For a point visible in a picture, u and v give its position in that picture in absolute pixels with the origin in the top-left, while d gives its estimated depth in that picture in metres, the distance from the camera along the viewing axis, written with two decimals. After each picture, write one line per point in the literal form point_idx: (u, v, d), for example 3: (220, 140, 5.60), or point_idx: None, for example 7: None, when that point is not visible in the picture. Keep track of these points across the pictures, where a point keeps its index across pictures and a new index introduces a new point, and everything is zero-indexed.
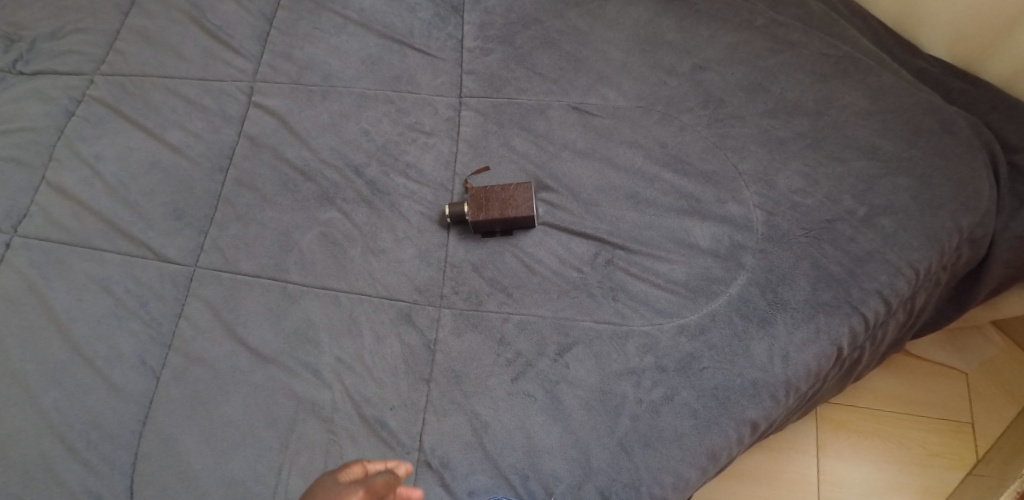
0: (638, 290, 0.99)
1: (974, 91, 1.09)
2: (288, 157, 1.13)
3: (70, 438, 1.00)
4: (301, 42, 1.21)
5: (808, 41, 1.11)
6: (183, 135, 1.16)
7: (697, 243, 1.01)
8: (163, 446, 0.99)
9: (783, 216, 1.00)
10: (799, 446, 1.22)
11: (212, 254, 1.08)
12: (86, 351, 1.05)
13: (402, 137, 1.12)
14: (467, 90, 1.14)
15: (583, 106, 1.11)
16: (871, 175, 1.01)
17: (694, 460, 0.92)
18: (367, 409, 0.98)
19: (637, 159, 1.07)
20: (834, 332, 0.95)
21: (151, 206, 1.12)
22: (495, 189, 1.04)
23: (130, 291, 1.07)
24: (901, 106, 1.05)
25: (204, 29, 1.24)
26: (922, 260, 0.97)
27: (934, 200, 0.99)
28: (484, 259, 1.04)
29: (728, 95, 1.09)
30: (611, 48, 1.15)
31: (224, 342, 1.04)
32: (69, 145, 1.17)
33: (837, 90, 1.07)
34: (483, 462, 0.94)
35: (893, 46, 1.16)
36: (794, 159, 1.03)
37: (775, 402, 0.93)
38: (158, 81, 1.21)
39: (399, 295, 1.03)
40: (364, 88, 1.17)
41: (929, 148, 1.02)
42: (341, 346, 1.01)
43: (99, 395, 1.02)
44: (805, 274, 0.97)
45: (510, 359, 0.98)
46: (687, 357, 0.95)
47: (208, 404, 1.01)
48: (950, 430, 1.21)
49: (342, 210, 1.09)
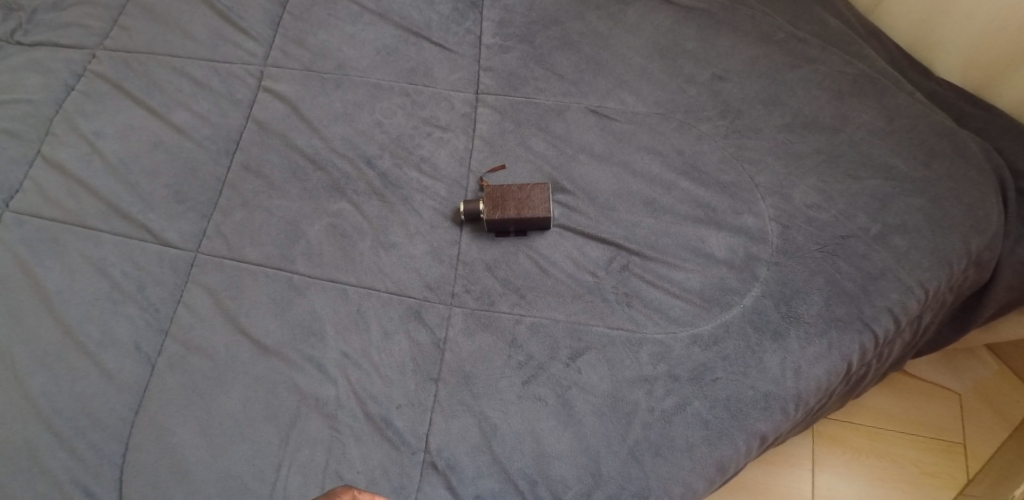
0: (653, 297, 0.99)
1: (984, 116, 1.10)
2: (297, 145, 1.10)
3: (57, 425, 0.97)
4: (316, 28, 1.19)
5: (825, 58, 1.12)
6: (189, 116, 1.13)
7: (713, 253, 1.01)
8: (156, 437, 0.95)
9: (799, 230, 1.01)
10: (795, 459, 1.23)
11: (215, 240, 1.05)
12: (77, 335, 1.01)
13: (417, 131, 1.11)
14: (484, 87, 1.13)
15: (602, 110, 1.10)
16: (885, 194, 1.02)
17: (703, 472, 0.91)
18: (372, 406, 0.96)
19: (654, 166, 1.06)
20: (845, 348, 0.95)
21: (152, 187, 1.09)
22: (511, 188, 1.03)
23: (127, 275, 1.04)
24: (915, 127, 1.06)
25: (214, 9, 1.21)
26: (933, 280, 0.98)
27: (945, 221, 1.00)
28: (497, 259, 1.02)
29: (746, 106, 1.09)
30: (631, 53, 1.15)
31: (225, 332, 1.00)
32: (67, 121, 1.14)
33: (853, 108, 1.08)
34: (490, 465, 0.92)
35: (906, 67, 1.17)
36: (810, 174, 1.04)
37: (786, 415, 0.93)
38: (165, 59, 1.18)
39: (409, 292, 1.01)
40: (378, 79, 1.15)
41: (941, 170, 1.03)
42: (347, 341, 0.99)
43: (90, 381, 0.99)
44: (819, 289, 0.97)
45: (521, 362, 0.96)
46: (700, 367, 0.95)
47: (205, 396, 0.97)
48: (942, 449, 1.23)
49: (352, 202, 1.07)
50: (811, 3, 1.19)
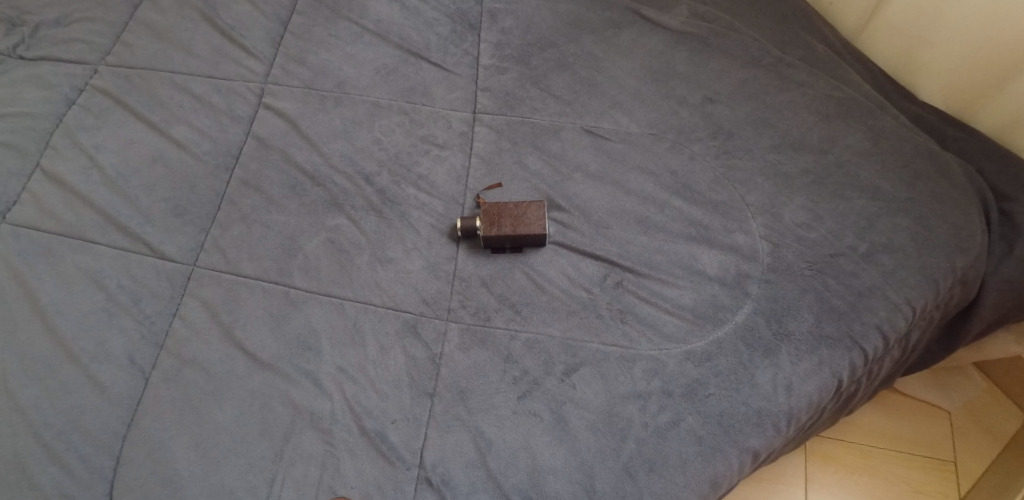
0: (646, 313, 1.00)
1: (966, 140, 1.13)
2: (297, 161, 1.12)
3: (48, 438, 0.96)
4: (316, 48, 1.21)
5: (812, 82, 1.15)
6: (189, 131, 1.15)
7: (705, 271, 1.02)
8: (148, 450, 0.95)
9: (789, 248, 1.03)
10: (788, 478, 1.24)
11: (213, 254, 1.06)
12: (71, 347, 1.01)
13: (415, 148, 1.12)
14: (481, 107, 1.15)
15: (596, 130, 1.13)
16: (872, 213, 1.04)
17: (697, 487, 0.92)
18: (367, 421, 0.96)
19: (647, 184, 1.08)
20: (835, 365, 0.97)
21: (151, 201, 1.10)
22: (507, 205, 1.05)
23: (123, 287, 1.04)
24: (901, 150, 1.08)
25: (217, 27, 1.23)
26: (919, 299, 1.00)
27: (931, 241, 1.02)
28: (493, 275, 1.03)
29: (736, 127, 1.12)
30: (625, 76, 1.17)
31: (220, 345, 1.01)
32: (67, 134, 1.15)
33: (840, 130, 1.10)
34: (485, 480, 0.92)
35: (891, 92, 1.20)
36: (799, 194, 1.06)
37: (778, 432, 0.94)
38: (166, 76, 1.19)
39: (405, 307, 1.02)
40: (377, 97, 1.17)
41: (926, 191, 1.05)
42: (343, 355, 0.99)
43: (82, 394, 0.98)
44: (809, 306, 0.99)
45: (516, 377, 0.97)
46: (693, 384, 0.96)
47: (199, 409, 0.97)
48: (934, 467, 1.24)
49: (350, 217, 1.08)
50: (799, 30, 1.22)
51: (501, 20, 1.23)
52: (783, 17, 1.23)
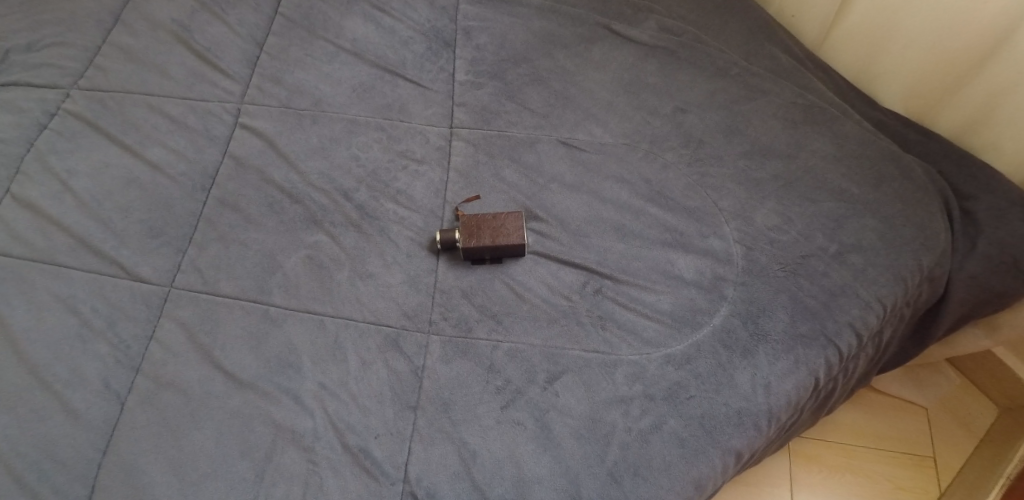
0: (626, 318, 1.01)
1: (927, 142, 1.18)
2: (275, 179, 1.12)
3: (19, 469, 0.94)
4: (292, 67, 1.22)
5: (777, 91, 1.18)
6: (165, 153, 1.15)
7: (682, 276, 1.04)
8: (124, 477, 0.93)
9: (762, 251, 1.05)
10: (773, 480, 1.25)
11: (190, 274, 1.06)
12: (44, 375, 0.99)
13: (393, 164, 1.13)
14: (458, 122, 1.17)
15: (571, 141, 1.15)
16: (840, 214, 1.07)
17: (681, 489, 0.92)
18: (351, 437, 0.95)
19: (623, 193, 1.10)
20: (811, 363, 0.99)
21: (127, 223, 1.09)
22: (485, 217, 1.06)
23: (98, 311, 1.03)
24: (864, 153, 1.12)
25: (191, 50, 1.23)
26: (889, 295, 1.02)
27: (897, 240, 1.05)
28: (473, 286, 1.04)
29: (707, 136, 1.15)
30: (598, 88, 1.20)
31: (199, 366, 1.00)
32: (38, 160, 1.14)
33: (807, 135, 1.14)
34: (470, 492, 0.92)
35: (854, 98, 1.24)
36: (770, 199, 1.09)
37: (759, 431, 0.95)
38: (142, 98, 1.19)
39: (387, 321, 1.02)
40: (354, 114, 1.18)
41: (890, 191, 1.09)
42: (324, 372, 0.99)
43: (55, 422, 0.96)
44: (784, 306, 1.01)
45: (499, 387, 0.97)
46: (674, 386, 0.97)
47: (177, 432, 0.96)
48: (915, 463, 1.27)
49: (329, 234, 1.08)
50: (764, 41, 1.26)
51: (475, 37, 1.26)
52: (748, 29, 1.28)
